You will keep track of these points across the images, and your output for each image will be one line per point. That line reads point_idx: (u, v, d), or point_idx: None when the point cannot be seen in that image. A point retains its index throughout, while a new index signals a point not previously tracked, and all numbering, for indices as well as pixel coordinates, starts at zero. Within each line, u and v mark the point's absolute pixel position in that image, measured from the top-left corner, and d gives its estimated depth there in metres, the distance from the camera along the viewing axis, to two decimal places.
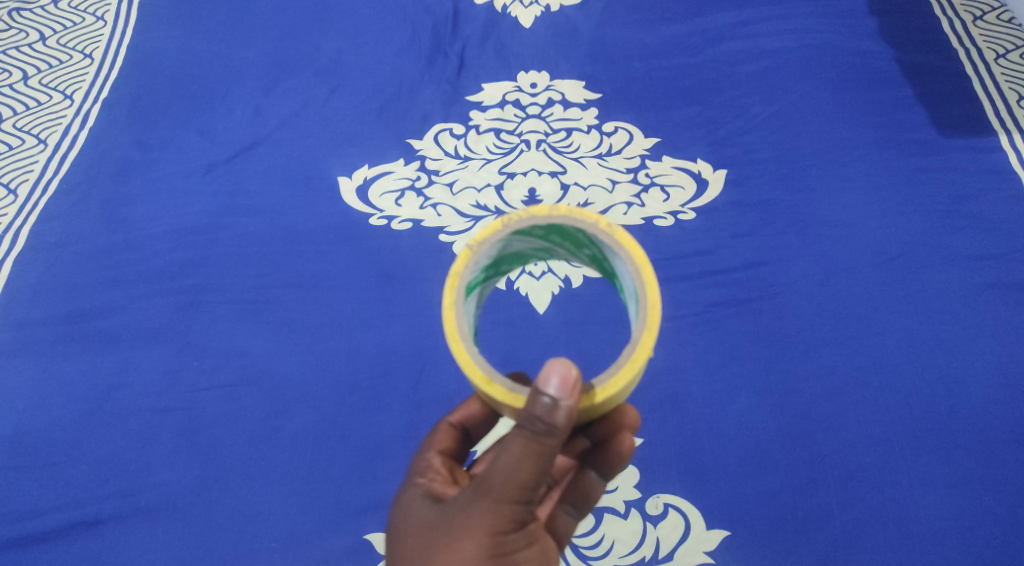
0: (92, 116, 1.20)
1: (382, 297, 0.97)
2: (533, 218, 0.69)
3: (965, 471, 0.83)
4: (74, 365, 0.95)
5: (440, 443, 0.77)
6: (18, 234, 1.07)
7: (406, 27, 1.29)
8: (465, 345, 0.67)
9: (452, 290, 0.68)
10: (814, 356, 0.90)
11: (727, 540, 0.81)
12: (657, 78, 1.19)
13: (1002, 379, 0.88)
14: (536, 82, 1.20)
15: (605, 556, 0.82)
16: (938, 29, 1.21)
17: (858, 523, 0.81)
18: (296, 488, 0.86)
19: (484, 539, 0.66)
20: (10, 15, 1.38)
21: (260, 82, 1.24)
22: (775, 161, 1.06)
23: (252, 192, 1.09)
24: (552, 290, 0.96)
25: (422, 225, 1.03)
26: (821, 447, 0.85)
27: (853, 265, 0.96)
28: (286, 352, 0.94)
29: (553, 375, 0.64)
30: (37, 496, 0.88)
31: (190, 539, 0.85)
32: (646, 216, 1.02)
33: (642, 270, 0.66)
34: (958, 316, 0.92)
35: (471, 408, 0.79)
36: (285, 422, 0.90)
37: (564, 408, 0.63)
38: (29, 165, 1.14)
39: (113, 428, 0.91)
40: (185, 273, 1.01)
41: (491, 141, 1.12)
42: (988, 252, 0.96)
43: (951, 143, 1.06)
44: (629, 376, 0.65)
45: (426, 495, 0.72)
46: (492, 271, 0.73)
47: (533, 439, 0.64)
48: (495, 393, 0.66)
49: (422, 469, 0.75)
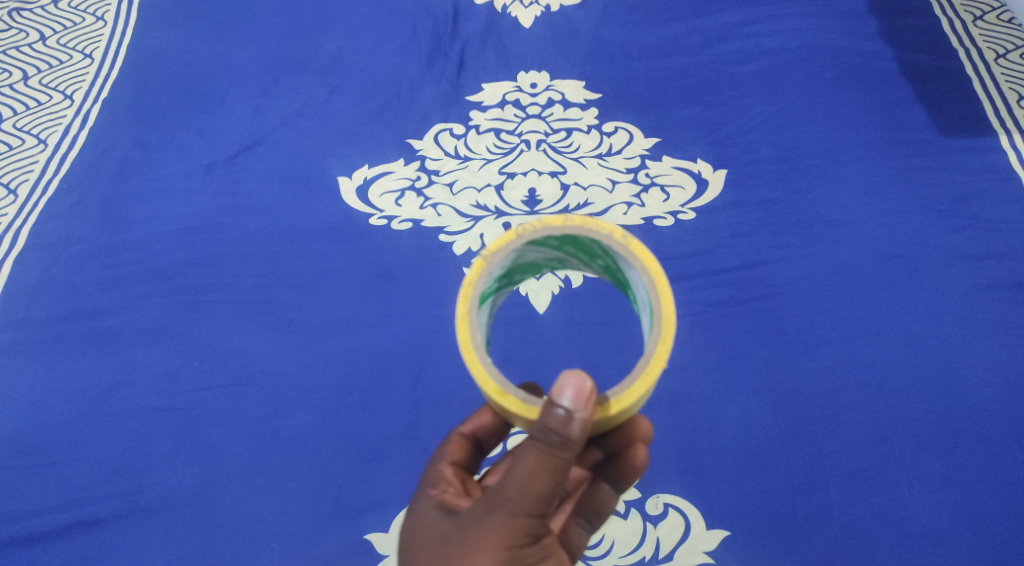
0: (92, 116, 1.19)
1: (382, 297, 0.97)
2: (547, 228, 0.69)
3: (964, 471, 0.84)
4: (74, 366, 0.95)
5: (452, 453, 0.77)
6: (18, 234, 1.06)
7: (405, 27, 1.28)
8: (479, 355, 0.67)
9: (466, 299, 0.68)
10: (813, 357, 0.90)
11: (727, 541, 0.82)
12: (658, 77, 1.19)
13: (1002, 379, 0.88)
14: (536, 82, 1.19)
15: (605, 556, 0.82)
16: (939, 29, 1.21)
17: (857, 523, 0.82)
18: (296, 488, 0.86)
19: (500, 553, 0.66)
20: (10, 15, 1.37)
21: (260, 81, 1.23)
22: (775, 162, 1.06)
23: (252, 191, 1.09)
24: (552, 290, 0.96)
25: (422, 224, 1.03)
26: (820, 447, 0.85)
27: (852, 265, 0.96)
28: (286, 352, 0.94)
29: (568, 387, 0.64)
30: (38, 498, 0.88)
31: (190, 539, 0.85)
32: (646, 216, 1.02)
33: (656, 282, 0.67)
34: (957, 316, 0.92)
35: (483, 418, 0.79)
36: (286, 422, 0.90)
37: (578, 420, 0.64)
38: (30, 164, 1.13)
39: (114, 429, 0.91)
40: (184, 273, 1.01)
41: (491, 141, 1.12)
42: (988, 252, 0.97)
43: (951, 143, 1.06)
44: (641, 390, 0.65)
45: (438, 506, 0.72)
46: (505, 281, 0.73)
47: (548, 451, 0.64)
48: (508, 404, 0.66)
49: (434, 480, 0.75)
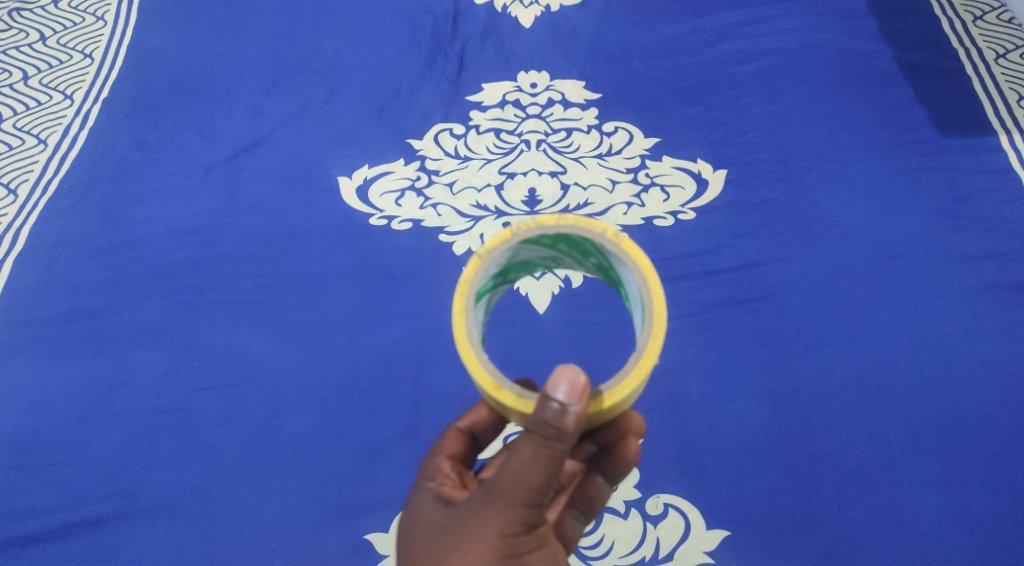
0: (92, 116, 1.19)
1: (382, 297, 0.97)
2: (541, 227, 0.68)
3: (964, 472, 0.84)
4: (74, 366, 0.95)
5: (448, 448, 0.77)
6: (18, 234, 1.06)
7: (405, 27, 1.28)
8: (475, 351, 0.67)
9: (462, 297, 0.68)
10: (813, 356, 0.90)
11: (727, 541, 0.82)
12: (658, 77, 1.19)
13: (1002, 378, 0.88)
14: (536, 82, 1.19)
15: (605, 556, 0.82)
16: (939, 29, 1.21)
17: (857, 523, 0.82)
18: (296, 488, 0.86)
19: (496, 541, 0.66)
20: (10, 15, 1.37)
21: (260, 81, 1.23)
22: (774, 162, 1.06)
23: (251, 191, 1.09)
24: (552, 290, 0.96)
25: (422, 224, 1.03)
26: (821, 447, 0.85)
27: (852, 265, 0.96)
28: (286, 352, 0.94)
29: (562, 380, 0.64)
30: (38, 497, 0.88)
31: (190, 539, 0.85)
32: (646, 217, 1.02)
33: (648, 279, 0.67)
34: (957, 317, 0.92)
35: (479, 414, 0.79)
36: (286, 421, 0.90)
37: (572, 413, 0.64)
38: (30, 164, 1.13)
39: (114, 429, 0.91)
40: (184, 273, 1.01)
41: (490, 141, 1.12)
42: (988, 252, 0.97)
43: (951, 143, 1.06)
44: (634, 384, 0.65)
45: (435, 498, 0.72)
46: (500, 279, 0.73)
47: (543, 443, 0.64)
48: (504, 399, 0.66)
49: (431, 474, 0.75)
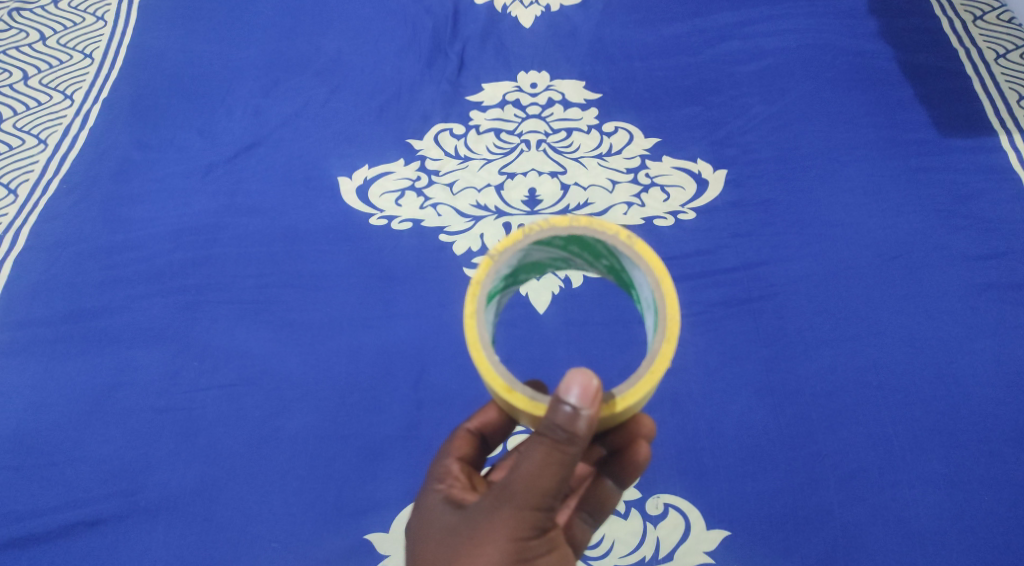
0: (92, 116, 1.19)
1: (383, 297, 0.97)
2: (553, 228, 0.69)
3: (964, 472, 0.84)
4: (74, 366, 0.95)
5: (458, 449, 0.77)
6: (19, 234, 1.06)
7: (405, 27, 1.28)
8: (486, 353, 0.67)
9: (473, 298, 0.68)
10: (813, 356, 0.90)
11: (727, 541, 0.82)
12: (658, 78, 1.19)
13: (1002, 378, 0.88)
14: (535, 82, 1.19)
15: (605, 556, 0.82)
16: (939, 30, 1.21)
17: (857, 523, 0.82)
18: (296, 488, 0.87)
19: (507, 544, 0.66)
20: (10, 15, 1.37)
21: (261, 81, 1.23)
22: (774, 162, 1.06)
23: (251, 191, 1.09)
24: (552, 290, 0.96)
25: (422, 224, 1.03)
26: (821, 447, 0.85)
27: (852, 265, 0.96)
28: (286, 352, 0.94)
29: (575, 384, 0.64)
30: (38, 498, 0.88)
31: (191, 539, 0.85)
32: (646, 216, 1.02)
33: (662, 282, 0.67)
34: (957, 317, 0.92)
35: (488, 415, 0.79)
36: (286, 422, 0.90)
37: (585, 416, 0.64)
38: (30, 164, 1.13)
39: (114, 428, 0.91)
40: (184, 273, 1.01)
41: (491, 141, 1.12)
42: (988, 252, 0.97)
43: (951, 143, 1.06)
44: (646, 388, 0.65)
45: (446, 500, 0.72)
46: (510, 280, 0.73)
47: (555, 447, 0.64)
48: (515, 401, 0.66)
49: (440, 475, 0.75)
